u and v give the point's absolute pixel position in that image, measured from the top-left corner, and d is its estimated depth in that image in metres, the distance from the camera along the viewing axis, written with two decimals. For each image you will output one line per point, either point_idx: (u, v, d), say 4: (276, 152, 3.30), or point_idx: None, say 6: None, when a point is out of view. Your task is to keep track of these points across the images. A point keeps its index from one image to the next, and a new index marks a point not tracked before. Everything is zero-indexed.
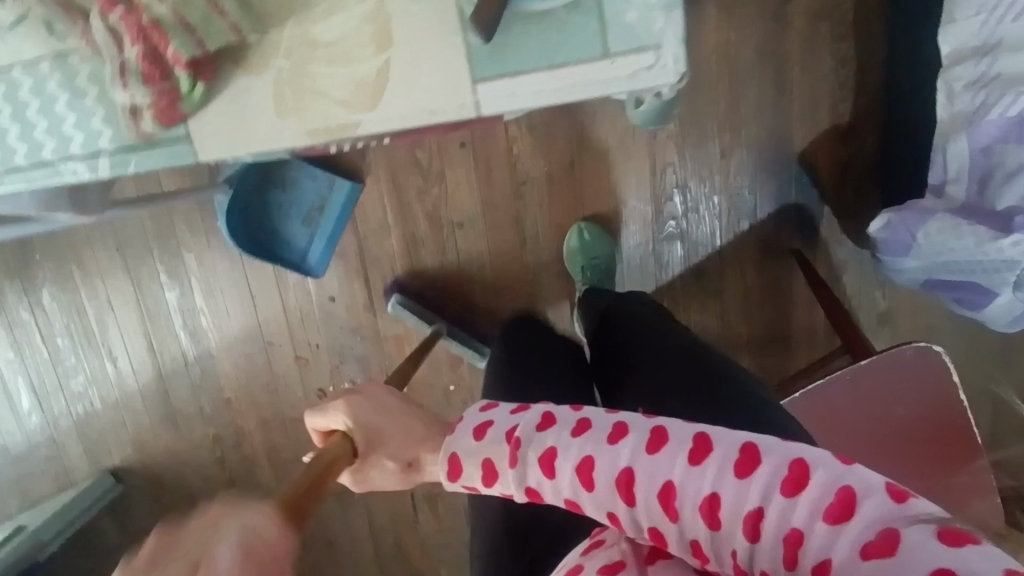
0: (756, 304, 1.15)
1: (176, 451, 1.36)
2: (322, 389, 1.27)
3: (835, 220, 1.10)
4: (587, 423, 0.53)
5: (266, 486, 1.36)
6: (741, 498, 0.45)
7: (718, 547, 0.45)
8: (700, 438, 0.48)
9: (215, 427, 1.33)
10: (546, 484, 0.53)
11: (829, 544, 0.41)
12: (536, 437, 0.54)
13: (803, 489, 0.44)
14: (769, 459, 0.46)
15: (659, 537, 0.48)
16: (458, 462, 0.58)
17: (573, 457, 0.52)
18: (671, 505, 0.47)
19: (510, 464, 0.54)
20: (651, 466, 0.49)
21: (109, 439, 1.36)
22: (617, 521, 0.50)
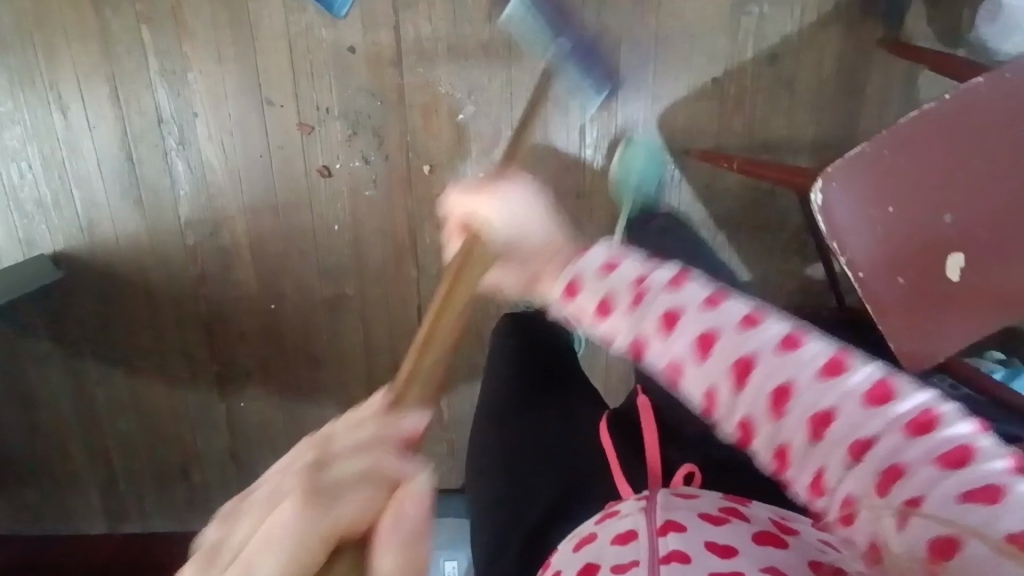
0: (827, 100, 1.06)
1: (136, 235, 1.14)
2: (327, 167, 1.09)
3: (925, 9, 1.02)
4: (721, 296, 0.53)
5: (246, 286, 1.17)
6: (854, 420, 0.43)
7: (807, 458, 0.45)
8: (832, 354, 0.47)
9: (188, 209, 1.12)
10: (656, 338, 0.54)
11: (935, 478, 0.39)
12: (672, 296, 0.55)
13: (925, 431, 0.41)
14: (903, 397, 0.43)
15: (751, 426, 0.48)
16: (578, 284, 0.60)
17: (700, 326, 0.52)
18: (783, 403, 0.47)
19: (632, 308, 0.56)
20: (776, 365, 0.48)
21: (50, 217, 1.12)
22: (716, 402, 0.51)
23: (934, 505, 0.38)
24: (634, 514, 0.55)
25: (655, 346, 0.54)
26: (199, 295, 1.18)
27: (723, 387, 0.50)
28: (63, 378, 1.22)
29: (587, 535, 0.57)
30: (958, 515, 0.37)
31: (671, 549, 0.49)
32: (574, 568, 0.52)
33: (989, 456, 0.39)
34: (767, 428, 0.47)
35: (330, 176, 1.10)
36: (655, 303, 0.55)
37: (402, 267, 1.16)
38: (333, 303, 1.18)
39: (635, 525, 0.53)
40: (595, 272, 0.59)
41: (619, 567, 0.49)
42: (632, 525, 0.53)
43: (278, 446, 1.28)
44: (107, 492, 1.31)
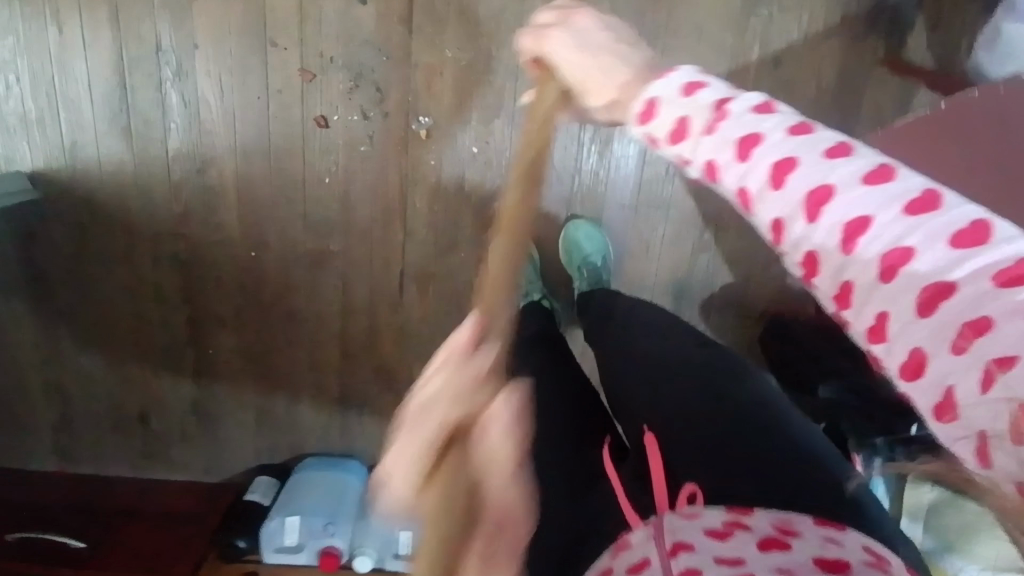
0: (824, 109, 1.08)
1: (119, 166, 1.11)
2: (324, 118, 1.08)
3: (926, 31, 1.05)
4: (810, 126, 0.45)
5: (227, 231, 1.15)
6: (897, 232, 0.38)
7: (840, 270, 0.40)
8: (886, 163, 0.41)
9: (176, 145, 1.10)
10: (722, 159, 0.47)
11: (1007, 305, 0.32)
12: (752, 119, 0.46)
13: (983, 244, 0.35)
14: (1002, 235, 0.35)
15: (778, 227, 0.43)
16: (655, 107, 0.53)
17: (742, 129, 0.46)
18: (817, 203, 0.41)
19: (707, 131, 0.48)
20: (818, 167, 0.42)
21: (33, 135, 1.09)
22: (746, 198, 0.45)
23: (992, 333, 0.32)
24: (643, 544, 0.50)
25: (721, 169, 0.47)
26: (179, 234, 1.15)
27: (757, 185, 0.45)
28: (28, 304, 1.19)
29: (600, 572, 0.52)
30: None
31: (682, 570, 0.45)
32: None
33: None
34: (798, 231, 0.42)
35: (326, 127, 1.08)
36: (733, 123, 0.47)
37: (389, 228, 1.14)
38: (315, 258, 1.17)
39: (645, 555, 0.49)
40: (676, 94, 0.51)
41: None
42: (643, 555, 0.49)
43: (243, 398, 1.26)
44: (59, 428, 1.27)
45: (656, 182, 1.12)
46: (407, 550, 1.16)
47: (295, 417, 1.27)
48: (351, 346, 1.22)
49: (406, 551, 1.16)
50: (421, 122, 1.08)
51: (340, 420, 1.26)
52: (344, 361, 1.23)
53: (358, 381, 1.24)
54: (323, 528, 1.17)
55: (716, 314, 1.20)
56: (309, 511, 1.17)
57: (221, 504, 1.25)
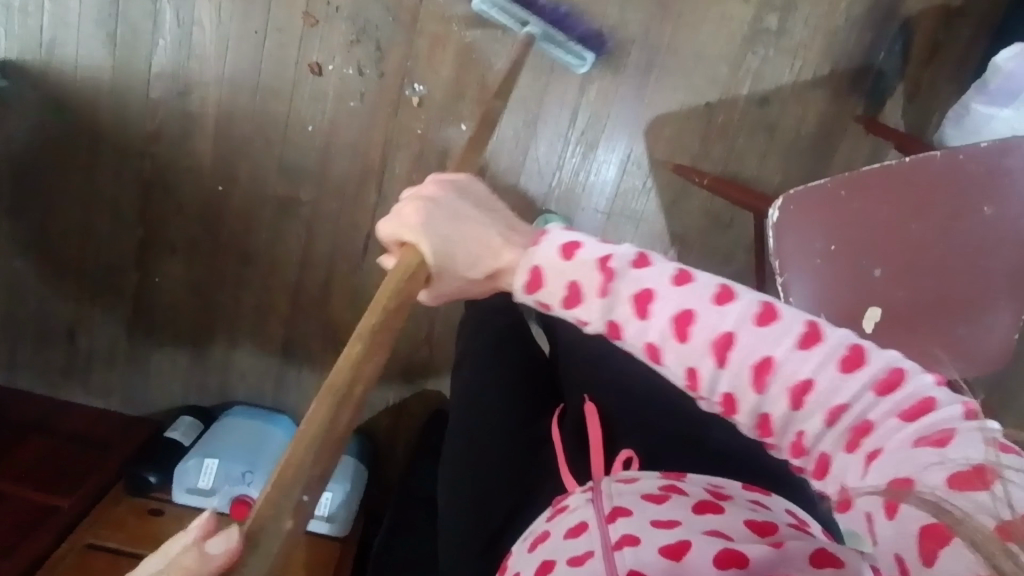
0: (798, 156, 1.14)
1: (96, 70, 1.07)
2: (319, 65, 1.07)
3: (903, 101, 1.11)
4: (690, 276, 0.53)
5: (198, 159, 1.12)
6: (797, 368, 0.49)
7: (787, 424, 0.50)
8: (763, 305, 0.51)
9: (161, 60, 1.07)
10: (632, 322, 0.54)
11: (886, 418, 0.47)
12: (637, 277, 0.54)
13: (856, 370, 0.48)
14: (872, 361, 0.48)
15: (695, 376, 0.52)
16: (540, 276, 0.56)
17: (635, 286, 0.54)
18: (724, 351, 0.51)
19: (598, 293, 0.54)
20: (719, 318, 0.51)
21: (13, 20, 1.04)
22: (656, 352, 0.53)
23: (897, 451, 0.45)
24: (581, 508, 0.56)
25: (629, 328, 0.54)
26: (146, 152, 1.12)
27: (663, 338, 0.53)
28: None
29: (540, 533, 0.57)
30: (910, 458, 0.44)
31: (620, 534, 0.50)
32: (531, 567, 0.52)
33: (948, 406, 0.46)
34: (712, 378, 0.51)
35: (319, 75, 1.07)
36: (625, 282, 0.54)
37: (363, 189, 1.14)
38: (282, 204, 1.15)
39: (584, 518, 0.54)
40: (556, 257, 0.56)
41: (575, 558, 0.49)
42: (582, 518, 0.54)
43: (181, 332, 1.22)
44: None
45: (631, 193, 1.15)
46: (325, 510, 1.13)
47: (231, 363, 1.24)
48: (303, 300, 1.20)
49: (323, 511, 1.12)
50: (415, 89, 1.08)
51: (277, 373, 1.24)
52: (292, 313, 1.21)
53: (303, 337, 1.22)
54: (241, 476, 1.12)
55: None
56: (228, 457, 1.13)
57: (135, 436, 1.20)
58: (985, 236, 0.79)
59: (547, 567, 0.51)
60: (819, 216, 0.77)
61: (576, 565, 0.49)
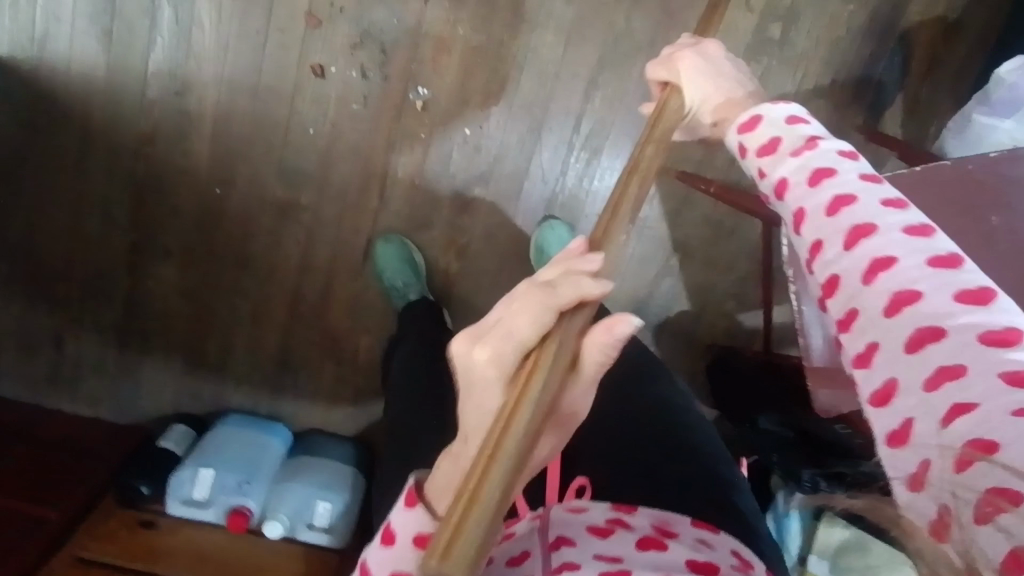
0: None
1: (90, 68, 1.04)
2: (322, 67, 1.05)
3: (902, 111, 1.13)
4: (881, 178, 0.48)
5: (194, 161, 1.10)
6: (917, 277, 0.41)
7: (870, 324, 0.42)
8: (923, 222, 0.45)
9: (158, 60, 1.04)
10: (798, 185, 0.50)
11: (989, 358, 0.36)
12: (834, 158, 0.50)
13: (978, 305, 0.39)
14: (1004, 317, 0.38)
15: (816, 249, 0.47)
16: (756, 123, 0.56)
17: (821, 162, 0.50)
18: (856, 237, 0.45)
19: (790, 154, 0.52)
20: (874, 210, 0.46)
21: (3, 15, 1.01)
22: (800, 217, 0.49)
23: (977, 399, 0.35)
24: (528, 533, 0.53)
25: (794, 192, 0.50)
26: (140, 154, 1.09)
27: (814, 209, 0.49)
28: None
29: (485, 556, 0.53)
30: (990, 390, 0.35)
31: (562, 563, 0.48)
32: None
33: None
34: (833, 257, 0.46)
35: (322, 77, 1.05)
36: (819, 156, 0.50)
37: (364, 193, 1.12)
38: (280, 208, 1.12)
39: (528, 546, 0.51)
40: (777, 127, 0.54)
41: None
42: (526, 545, 0.51)
43: (173, 338, 1.19)
44: None
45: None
46: (323, 521, 1.10)
47: (226, 370, 1.21)
48: (300, 306, 1.18)
49: (321, 522, 1.10)
50: (419, 93, 1.07)
51: (272, 380, 1.21)
52: (289, 319, 1.18)
53: (301, 343, 1.20)
54: (236, 487, 1.10)
55: (667, 340, 1.24)
56: (223, 467, 1.10)
57: (124, 446, 1.16)
58: (1001, 247, 0.76)
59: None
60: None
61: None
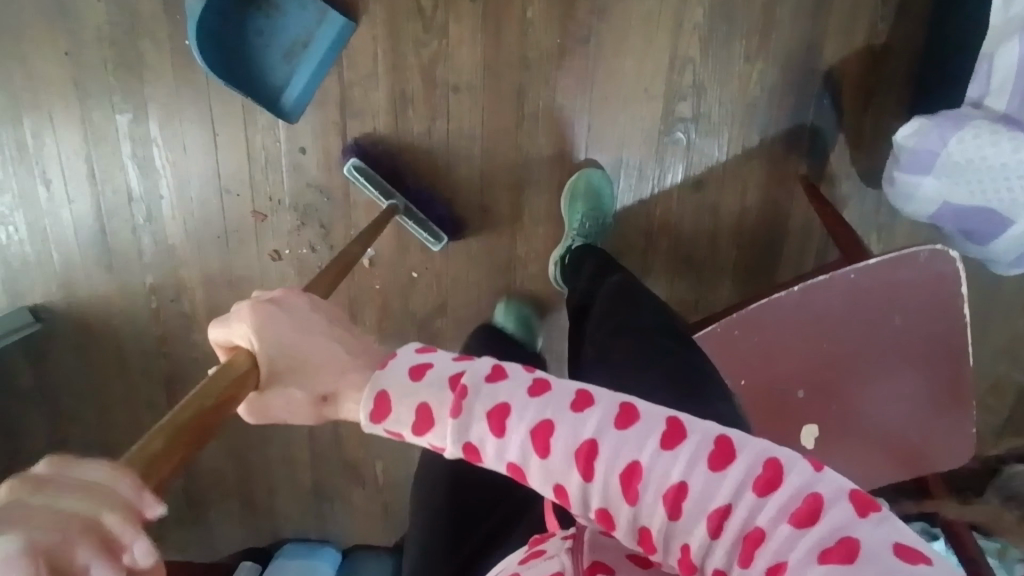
0: (750, 230, 1.10)
1: (106, 296, 1.25)
2: (277, 251, 1.17)
3: (847, 150, 1.05)
4: (546, 384, 0.51)
5: (201, 349, 1.27)
6: (666, 470, 0.46)
7: (671, 537, 0.46)
8: (628, 405, 0.50)
9: (154, 276, 1.22)
10: (490, 442, 0.50)
11: (775, 525, 0.42)
12: (494, 392, 0.51)
13: (728, 464, 0.45)
14: (741, 455, 0.46)
15: (565, 490, 0.49)
16: (387, 401, 0.53)
17: (488, 403, 0.50)
18: (590, 461, 0.48)
19: (452, 414, 0.50)
20: (577, 425, 0.49)
21: (34, 272, 1.24)
22: (521, 470, 0.50)
23: (800, 568, 0.39)
24: (559, 556, 0.54)
25: (493, 455, 0.50)
26: (162, 351, 1.28)
27: (527, 455, 0.50)
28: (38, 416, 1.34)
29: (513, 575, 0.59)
30: (798, 551, 0.40)
31: None
32: None
33: (835, 500, 0.42)
34: (582, 494, 0.48)
35: (280, 259, 1.18)
36: (480, 398, 0.51)
37: None
38: None
39: None
40: (404, 379, 0.53)
41: None
42: None
43: (227, 493, 1.37)
44: None
45: (705, 157, 1.07)
46: None
47: (276, 510, 1.38)
48: (318, 449, 1.32)
49: None
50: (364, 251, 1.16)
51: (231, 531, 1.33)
52: (314, 461, 1.33)
53: (328, 479, 1.34)
54: None
55: None
56: None
57: None
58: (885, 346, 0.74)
59: None
60: (766, 333, 0.74)
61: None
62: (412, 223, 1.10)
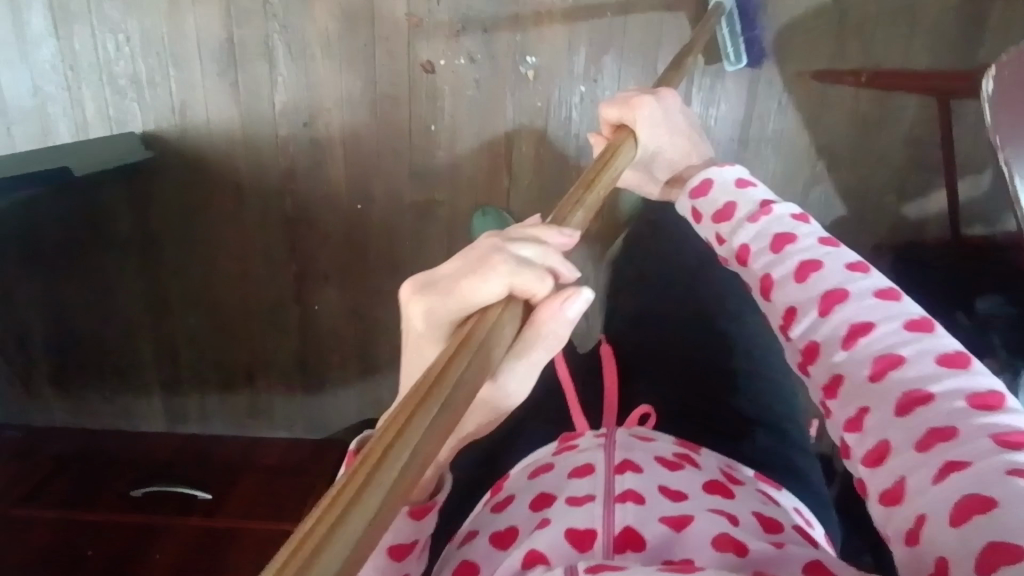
0: (946, 33, 1.05)
1: (226, 123, 1.12)
2: (431, 63, 1.07)
3: None
4: (865, 266, 0.59)
5: (334, 185, 1.15)
6: (888, 338, 0.53)
7: (857, 384, 0.52)
8: (897, 293, 0.57)
9: (285, 97, 1.10)
10: (768, 256, 0.62)
11: (950, 398, 0.48)
12: (791, 225, 0.64)
13: (953, 368, 0.50)
14: (972, 370, 0.49)
15: (795, 313, 0.59)
16: (706, 186, 0.70)
17: (778, 228, 0.63)
18: (832, 304, 0.57)
19: (750, 219, 0.65)
20: (839, 275, 0.58)
21: (144, 96, 1.10)
22: (770, 284, 0.61)
23: (961, 437, 0.45)
24: (590, 450, 0.60)
25: (756, 257, 0.63)
26: (285, 189, 1.16)
27: (782, 275, 0.61)
28: (138, 269, 1.21)
29: (545, 465, 0.61)
30: (976, 429, 0.45)
31: (626, 488, 0.54)
32: (530, 495, 0.57)
33: (1013, 419, 0.46)
34: (812, 324, 0.57)
35: (432, 72, 1.08)
36: (777, 223, 0.64)
37: (495, 175, 1.13)
38: (420, 209, 1.16)
39: (591, 460, 0.58)
40: (732, 185, 0.68)
41: (574, 499, 0.54)
42: (589, 459, 0.58)
43: (348, 354, 1.26)
44: (168, 391, 1.30)
45: None
46: None
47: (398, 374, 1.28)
48: None
49: None
50: (529, 62, 1.06)
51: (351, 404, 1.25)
52: None
53: None
54: None
55: None
56: None
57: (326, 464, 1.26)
58: None
59: (633, 498, 0.54)
60: None
61: (575, 505, 0.53)
62: (727, 32, 1.04)
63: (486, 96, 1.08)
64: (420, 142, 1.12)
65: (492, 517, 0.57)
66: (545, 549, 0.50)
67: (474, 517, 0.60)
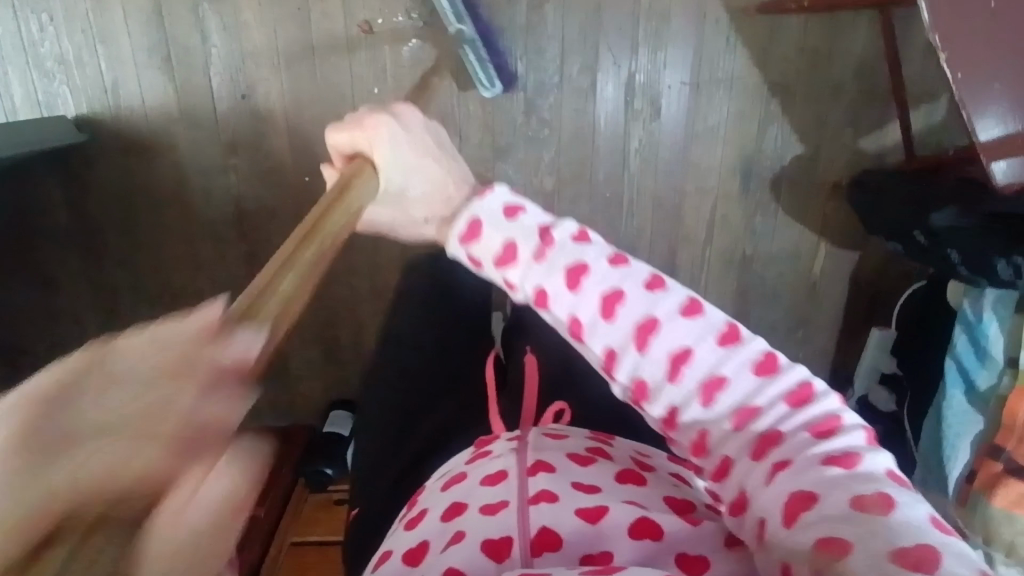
0: None
1: (161, 100, 1.08)
2: (368, 23, 1.04)
3: None
4: (662, 281, 0.54)
5: (278, 159, 1.12)
6: (712, 363, 0.51)
7: (693, 421, 0.51)
8: (730, 325, 0.53)
9: (221, 69, 1.06)
10: (565, 294, 0.55)
11: (796, 431, 0.48)
12: (577, 252, 0.56)
13: (803, 406, 0.49)
14: (787, 372, 0.51)
15: (614, 356, 0.54)
16: (478, 227, 0.58)
17: (567, 259, 0.55)
18: (646, 337, 0.53)
19: (537, 257, 0.56)
20: (643, 301, 0.54)
21: (73, 77, 1.06)
22: (580, 329, 0.55)
23: (802, 466, 0.46)
24: (504, 456, 0.58)
25: (558, 298, 0.55)
26: (229, 166, 1.12)
27: (589, 315, 0.54)
28: (83, 260, 1.16)
29: (456, 475, 0.59)
30: (810, 457, 0.46)
31: (540, 488, 0.53)
32: (440, 508, 0.55)
33: (851, 429, 0.48)
34: (633, 362, 0.53)
35: (371, 32, 1.04)
36: (563, 252, 0.55)
37: None
38: None
39: (506, 466, 0.57)
40: (499, 215, 0.58)
41: (488, 507, 0.52)
42: (502, 466, 0.57)
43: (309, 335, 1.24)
44: None
45: None
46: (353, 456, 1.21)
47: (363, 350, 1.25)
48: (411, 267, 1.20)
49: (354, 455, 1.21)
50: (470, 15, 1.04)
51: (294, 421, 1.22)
52: None
53: None
54: None
55: (787, 192, 1.18)
56: None
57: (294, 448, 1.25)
58: None
59: (548, 497, 0.52)
60: None
61: (488, 515, 0.51)
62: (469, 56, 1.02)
63: (428, 54, 1.06)
64: (363, 106, 1.09)
65: (404, 536, 0.55)
66: (461, 562, 0.48)
67: (388, 538, 0.57)
